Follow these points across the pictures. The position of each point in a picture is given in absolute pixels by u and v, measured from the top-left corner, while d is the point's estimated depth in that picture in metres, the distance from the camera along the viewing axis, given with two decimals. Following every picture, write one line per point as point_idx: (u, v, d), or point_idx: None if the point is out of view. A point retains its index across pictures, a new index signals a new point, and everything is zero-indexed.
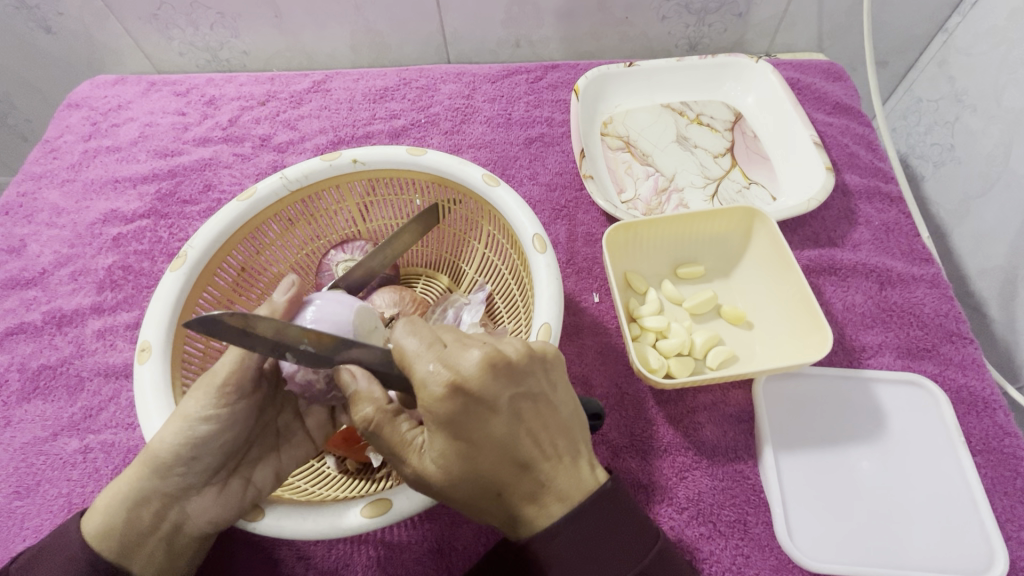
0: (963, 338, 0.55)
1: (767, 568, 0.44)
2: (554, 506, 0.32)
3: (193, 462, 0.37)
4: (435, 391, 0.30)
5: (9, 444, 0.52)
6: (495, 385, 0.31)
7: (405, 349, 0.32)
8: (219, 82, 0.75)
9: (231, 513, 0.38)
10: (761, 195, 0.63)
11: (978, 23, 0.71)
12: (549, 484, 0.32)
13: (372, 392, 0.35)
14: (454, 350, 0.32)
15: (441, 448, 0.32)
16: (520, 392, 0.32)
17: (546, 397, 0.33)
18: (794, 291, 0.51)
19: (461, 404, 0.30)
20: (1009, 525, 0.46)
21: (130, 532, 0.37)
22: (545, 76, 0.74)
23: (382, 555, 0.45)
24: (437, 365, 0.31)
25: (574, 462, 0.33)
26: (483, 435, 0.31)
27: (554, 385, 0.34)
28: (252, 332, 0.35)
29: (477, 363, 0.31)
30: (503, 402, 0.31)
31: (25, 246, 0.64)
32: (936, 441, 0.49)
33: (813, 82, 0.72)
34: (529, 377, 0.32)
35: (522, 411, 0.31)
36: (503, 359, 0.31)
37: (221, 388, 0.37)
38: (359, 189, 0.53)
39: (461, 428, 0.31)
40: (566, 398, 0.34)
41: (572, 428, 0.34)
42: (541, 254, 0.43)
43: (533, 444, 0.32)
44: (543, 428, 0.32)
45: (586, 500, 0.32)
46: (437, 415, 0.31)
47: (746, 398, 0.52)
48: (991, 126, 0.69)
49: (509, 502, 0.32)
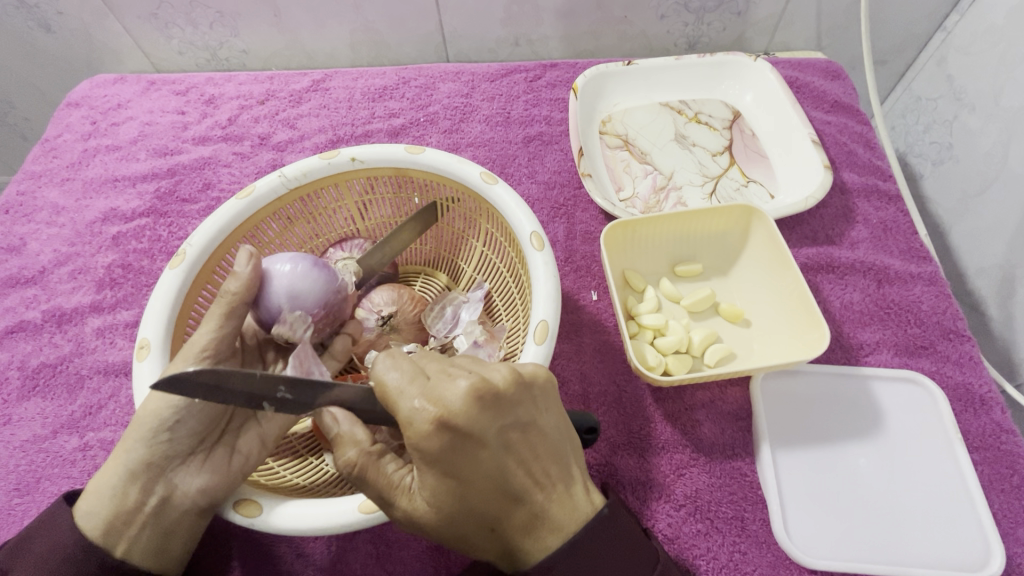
0: (960, 336, 0.55)
1: (764, 565, 0.44)
2: (548, 537, 0.33)
3: (176, 426, 0.38)
4: (421, 430, 0.31)
5: (10, 442, 0.52)
6: (480, 419, 0.31)
7: (386, 385, 0.32)
8: (218, 81, 0.75)
9: (218, 479, 0.38)
10: (759, 193, 0.63)
11: (977, 21, 0.71)
12: (543, 516, 0.33)
13: (355, 436, 0.35)
14: (438, 384, 0.32)
15: (431, 487, 0.32)
16: (508, 424, 0.32)
17: (537, 425, 0.33)
18: (792, 289, 0.51)
19: (449, 440, 0.31)
20: (1006, 522, 0.46)
21: (119, 508, 0.37)
22: (544, 75, 0.74)
23: (380, 553, 0.45)
24: (420, 401, 0.31)
25: (566, 488, 0.34)
26: (471, 469, 0.32)
27: (544, 411, 0.34)
28: (223, 385, 0.35)
29: (463, 397, 0.31)
30: (491, 435, 0.31)
31: (25, 244, 0.64)
32: (933, 438, 0.50)
33: (811, 80, 0.72)
34: (518, 407, 0.33)
35: (511, 440, 0.32)
36: (490, 391, 0.31)
37: (197, 350, 0.38)
38: (358, 187, 0.53)
39: (449, 464, 0.31)
40: (556, 423, 0.35)
41: (564, 454, 0.35)
42: (540, 252, 0.43)
43: (525, 474, 0.33)
44: (534, 457, 0.33)
45: (579, 529, 0.34)
46: (423, 453, 0.31)
47: (744, 396, 0.52)
48: (990, 124, 0.69)
49: (503, 535, 0.34)
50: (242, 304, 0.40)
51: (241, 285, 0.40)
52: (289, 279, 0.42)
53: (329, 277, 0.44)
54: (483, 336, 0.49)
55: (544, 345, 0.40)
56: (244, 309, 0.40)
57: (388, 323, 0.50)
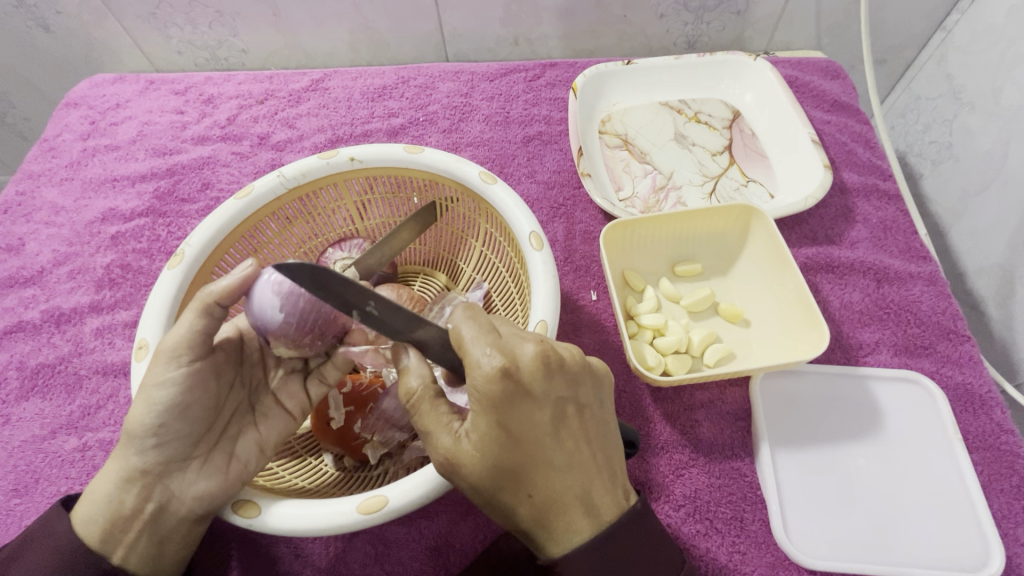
0: (960, 336, 0.55)
1: (763, 565, 0.44)
2: (580, 520, 0.33)
3: (162, 430, 0.37)
4: (487, 375, 0.30)
5: (9, 442, 0.52)
6: (545, 381, 0.31)
7: (460, 334, 0.32)
8: (218, 81, 0.75)
9: (215, 483, 0.38)
10: (758, 192, 0.63)
11: (977, 20, 0.71)
12: (582, 496, 0.33)
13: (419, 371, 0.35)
14: (510, 341, 0.32)
15: (482, 435, 0.32)
16: (566, 394, 0.33)
17: (591, 406, 0.34)
18: (791, 288, 0.51)
19: (510, 391, 0.31)
20: (1006, 522, 0.46)
21: (114, 515, 0.37)
22: (543, 75, 0.74)
23: (379, 553, 0.45)
24: (493, 349, 0.31)
25: (610, 477, 0.34)
26: (525, 424, 0.31)
27: (599, 396, 0.35)
28: (326, 279, 0.33)
29: (533, 356, 0.31)
30: (549, 397, 0.32)
31: (24, 244, 0.64)
32: (933, 438, 0.50)
33: (810, 80, 0.72)
34: (579, 383, 0.33)
35: (566, 410, 0.33)
36: (557, 357, 0.32)
37: (170, 352, 0.37)
38: (357, 187, 0.53)
39: (507, 416, 0.31)
40: (607, 411, 0.35)
41: (610, 445, 0.35)
42: (538, 252, 0.43)
43: (572, 447, 0.33)
44: (584, 434, 0.33)
45: (613, 520, 0.33)
46: (483, 396, 0.31)
47: (743, 396, 0.52)
48: (989, 124, 0.69)
49: (539, 505, 0.32)
50: (217, 306, 0.38)
51: (221, 289, 0.37)
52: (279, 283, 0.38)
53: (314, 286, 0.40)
54: None
55: None
56: (219, 309, 0.38)
57: None
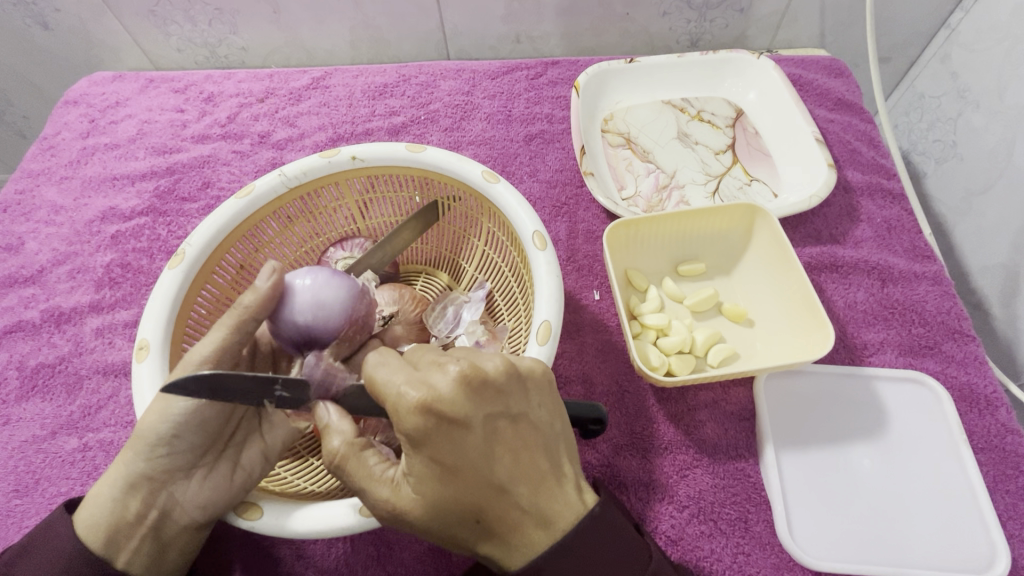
0: (965, 336, 0.55)
1: (768, 566, 0.44)
2: (537, 534, 0.32)
3: (174, 441, 0.38)
4: (404, 413, 0.31)
5: (9, 442, 0.51)
6: (467, 406, 0.31)
7: (376, 378, 0.33)
8: (218, 78, 0.75)
9: (220, 495, 0.38)
10: (762, 191, 0.63)
11: (981, 18, 0.71)
12: (531, 510, 0.32)
13: (341, 427, 0.35)
14: (424, 372, 0.32)
15: (419, 471, 0.32)
16: (495, 411, 0.32)
17: (526, 415, 0.33)
18: (795, 288, 0.51)
19: (431, 426, 0.31)
20: (1011, 523, 0.46)
21: (118, 521, 0.37)
22: (546, 73, 0.73)
23: (381, 554, 0.45)
24: (406, 387, 0.31)
25: (559, 483, 0.33)
26: (456, 453, 0.31)
27: (536, 404, 0.34)
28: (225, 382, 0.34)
29: (451, 382, 0.31)
30: (476, 420, 0.31)
31: (24, 244, 0.64)
32: (937, 439, 0.49)
33: (814, 78, 0.71)
34: (508, 396, 0.32)
35: (497, 428, 0.32)
36: (477, 375, 0.31)
37: (198, 365, 0.36)
38: (359, 186, 0.53)
39: (433, 447, 0.31)
40: (553, 414, 0.34)
41: (557, 449, 0.34)
42: (542, 251, 0.43)
43: (513, 463, 0.32)
44: (522, 446, 0.32)
45: (573, 529, 0.32)
46: (408, 436, 0.31)
47: (746, 395, 0.51)
48: (994, 122, 0.69)
49: (488, 529, 0.32)
50: (252, 320, 0.39)
51: (256, 299, 0.39)
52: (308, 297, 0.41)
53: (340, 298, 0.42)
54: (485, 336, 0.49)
55: (546, 346, 0.39)
56: (253, 324, 0.39)
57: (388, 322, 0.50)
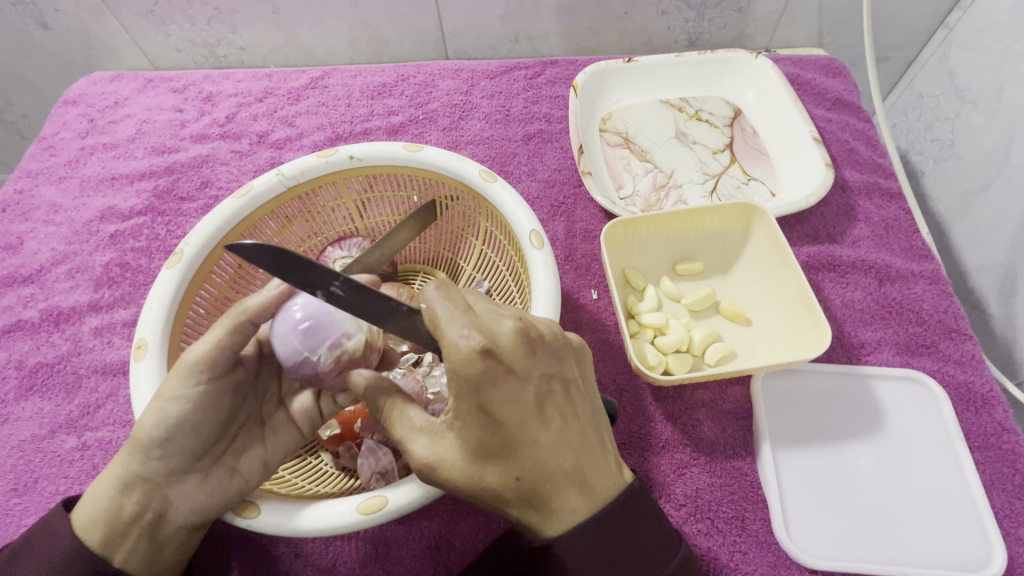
0: (962, 335, 0.55)
1: (765, 565, 0.44)
2: (574, 500, 0.32)
3: (171, 443, 0.37)
4: (464, 354, 0.29)
5: (8, 441, 0.52)
6: (525, 359, 0.31)
7: (436, 314, 0.31)
8: (216, 78, 0.75)
9: (215, 499, 0.38)
10: (760, 191, 0.63)
11: (979, 18, 0.71)
12: (574, 475, 0.32)
13: (378, 386, 0.35)
14: (485, 320, 0.31)
15: (468, 420, 0.31)
16: (548, 371, 0.32)
17: (575, 382, 0.34)
18: (792, 287, 0.51)
19: (491, 373, 0.30)
20: (1008, 521, 0.46)
21: (114, 520, 0.37)
22: (544, 72, 0.74)
23: (379, 552, 0.45)
24: (469, 330, 0.30)
25: (602, 455, 0.34)
26: (511, 403, 0.30)
27: (581, 373, 0.35)
28: (290, 259, 0.34)
29: (511, 334, 0.30)
30: (531, 375, 0.31)
31: (22, 243, 0.64)
32: (934, 439, 0.49)
33: (812, 77, 0.71)
34: (559, 359, 0.33)
35: (549, 387, 0.32)
36: (535, 334, 0.31)
37: (192, 366, 0.37)
38: (357, 185, 0.53)
39: (487, 396, 0.30)
40: (592, 386, 0.35)
41: (597, 423, 0.34)
42: (539, 251, 0.43)
43: (560, 425, 0.32)
44: (570, 412, 0.33)
45: (613, 500, 0.33)
46: (465, 381, 0.30)
47: (744, 395, 0.51)
48: (992, 122, 0.69)
49: (526, 489, 0.32)
50: (250, 322, 0.39)
51: (256, 304, 0.39)
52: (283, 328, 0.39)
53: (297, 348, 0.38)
54: None
55: None
56: (250, 327, 0.39)
57: None
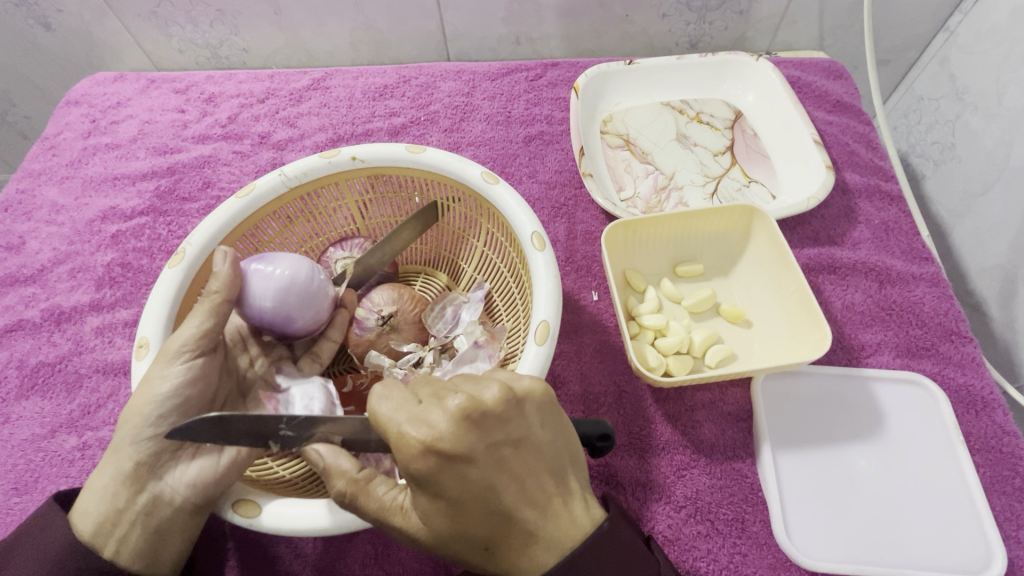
0: (962, 338, 0.55)
1: (764, 567, 0.44)
2: (543, 555, 0.32)
3: (160, 422, 0.38)
4: (407, 451, 0.30)
5: (9, 440, 0.52)
6: (468, 439, 0.30)
7: (378, 415, 0.32)
8: (219, 79, 0.75)
9: (207, 478, 0.38)
10: (760, 193, 0.63)
11: (980, 21, 0.71)
12: (536, 532, 0.32)
13: (341, 466, 0.35)
14: (427, 409, 0.31)
15: (424, 505, 0.32)
16: (497, 440, 0.31)
17: (530, 439, 0.32)
18: (794, 290, 0.51)
19: (437, 465, 0.30)
20: (1008, 524, 0.46)
21: (109, 508, 0.37)
22: (545, 74, 0.74)
23: (378, 552, 0.45)
24: (407, 425, 0.31)
25: (565, 502, 0.33)
26: (461, 485, 0.31)
27: (540, 425, 0.33)
28: (231, 425, 0.36)
29: (449, 420, 0.30)
30: (479, 454, 0.30)
31: (25, 243, 0.64)
32: (933, 440, 0.49)
33: (813, 80, 0.72)
34: (507, 423, 0.31)
35: (500, 456, 0.31)
36: (478, 408, 0.31)
37: (179, 346, 0.39)
38: (359, 186, 0.53)
39: (437, 483, 0.31)
40: (552, 436, 0.34)
41: (560, 467, 0.34)
42: (541, 252, 0.43)
43: (518, 489, 0.32)
44: (527, 472, 0.32)
45: (579, 546, 0.32)
46: (414, 475, 0.31)
47: (745, 397, 0.51)
48: (992, 125, 0.69)
49: (495, 554, 0.33)
50: (227, 302, 0.40)
51: (223, 284, 0.40)
52: (262, 272, 0.42)
53: (268, 286, 0.42)
54: (484, 336, 0.49)
55: (545, 346, 0.39)
56: (228, 307, 0.41)
57: (388, 323, 0.50)
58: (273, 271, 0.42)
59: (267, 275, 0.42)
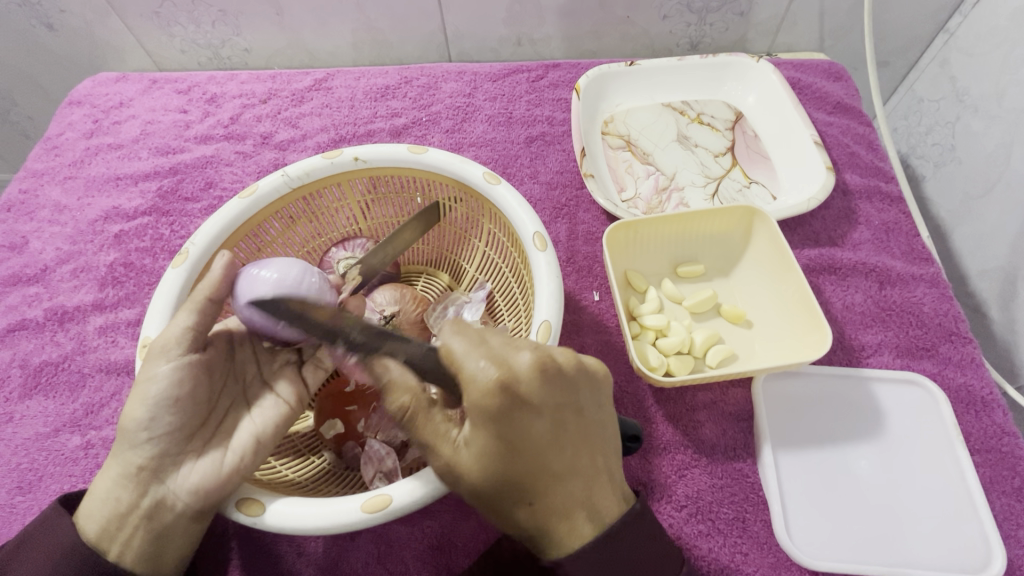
0: (962, 338, 0.55)
1: (765, 566, 0.45)
2: (583, 527, 0.34)
3: (154, 424, 0.38)
4: (482, 388, 0.31)
5: (11, 440, 0.52)
6: (542, 387, 0.32)
7: (452, 349, 0.33)
8: (221, 79, 0.75)
9: (207, 480, 0.38)
10: (760, 194, 0.63)
11: (980, 23, 0.71)
12: (579, 501, 0.34)
13: (407, 382, 0.34)
14: (503, 351, 0.33)
15: (480, 446, 0.32)
16: (563, 399, 0.33)
17: (586, 409, 0.35)
18: (794, 290, 0.51)
19: (507, 404, 0.31)
20: (1007, 524, 0.47)
21: (111, 512, 0.37)
22: (546, 75, 0.74)
23: (382, 551, 0.45)
24: (485, 362, 0.32)
25: (609, 480, 0.35)
26: (527, 433, 0.32)
27: (598, 399, 0.35)
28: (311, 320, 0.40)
29: (529, 364, 0.32)
30: (546, 407, 0.32)
31: (27, 242, 0.64)
32: (934, 440, 0.50)
33: (814, 81, 0.72)
34: (573, 387, 0.34)
35: (563, 416, 0.33)
36: (552, 363, 0.33)
37: (168, 346, 0.39)
38: (361, 186, 0.53)
39: (504, 426, 0.32)
40: (604, 413, 0.36)
41: (604, 446, 0.35)
42: (542, 252, 0.43)
43: (573, 453, 0.34)
44: (580, 440, 0.34)
45: (616, 521, 0.35)
46: (481, 410, 0.32)
47: (745, 397, 0.52)
48: (992, 127, 0.69)
49: (536, 512, 0.33)
50: (210, 301, 0.40)
51: (211, 286, 0.40)
52: (255, 274, 0.41)
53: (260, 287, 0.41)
54: None
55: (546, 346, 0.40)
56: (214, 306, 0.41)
57: (390, 322, 0.51)
58: (266, 273, 0.42)
59: (257, 277, 0.41)
